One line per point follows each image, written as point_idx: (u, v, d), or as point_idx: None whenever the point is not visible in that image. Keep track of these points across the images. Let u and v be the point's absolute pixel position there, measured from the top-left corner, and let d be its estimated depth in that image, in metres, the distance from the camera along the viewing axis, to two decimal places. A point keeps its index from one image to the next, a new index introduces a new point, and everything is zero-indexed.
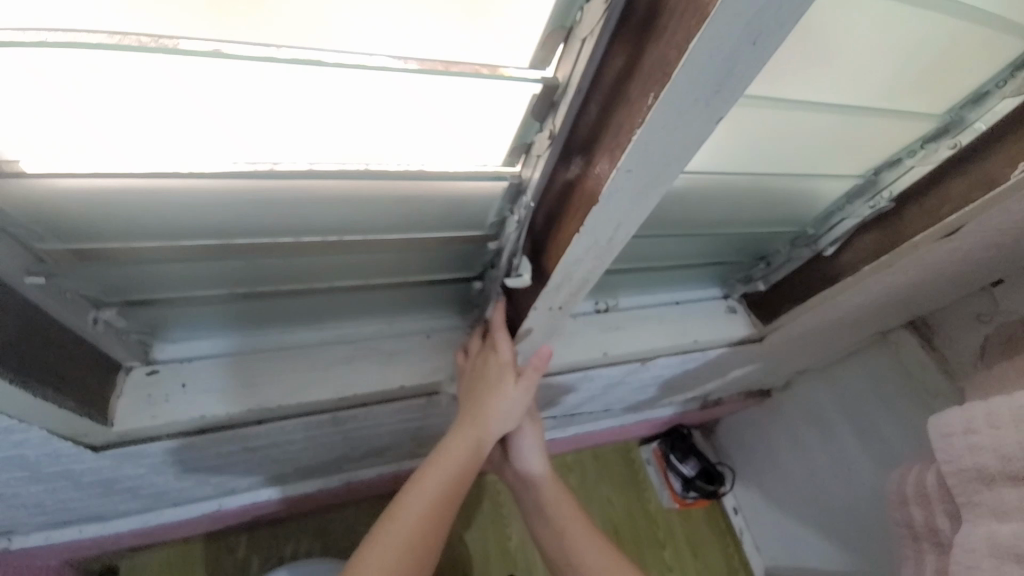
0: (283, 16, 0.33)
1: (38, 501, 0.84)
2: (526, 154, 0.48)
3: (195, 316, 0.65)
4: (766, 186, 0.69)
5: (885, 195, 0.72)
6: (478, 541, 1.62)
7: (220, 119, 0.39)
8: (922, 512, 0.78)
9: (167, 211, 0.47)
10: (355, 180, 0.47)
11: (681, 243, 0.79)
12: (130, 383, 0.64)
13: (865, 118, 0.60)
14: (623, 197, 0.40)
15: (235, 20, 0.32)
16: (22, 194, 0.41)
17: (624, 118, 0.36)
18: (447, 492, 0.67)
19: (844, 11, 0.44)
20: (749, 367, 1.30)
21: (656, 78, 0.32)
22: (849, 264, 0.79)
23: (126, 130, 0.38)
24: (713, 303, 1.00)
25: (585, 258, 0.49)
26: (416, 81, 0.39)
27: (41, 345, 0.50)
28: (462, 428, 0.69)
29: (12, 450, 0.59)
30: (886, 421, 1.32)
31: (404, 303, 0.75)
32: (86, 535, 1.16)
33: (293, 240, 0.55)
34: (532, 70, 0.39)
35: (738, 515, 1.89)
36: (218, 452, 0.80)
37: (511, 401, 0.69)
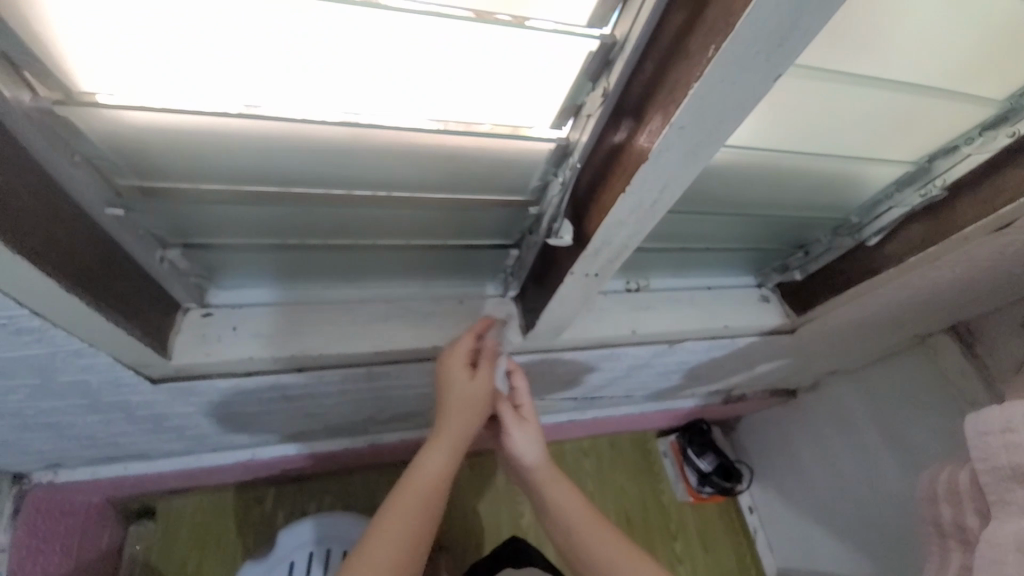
0: None
1: (94, 431, 0.91)
2: (575, 116, 0.49)
3: (248, 264, 0.69)
4: (811, 168, 0.68)
5: (938, 183, 0.70)
6: (492, 515, 1.66)
7: (292, 66, 0.42)
8: (952, 511, 0.76)
9: (233, 154, 0.50)
10: (409, 134, 0.50)
11: (719, 224, 0.79)
12: (188, 322, 0.69)
13: (924, 99, 0.58)
14: (674, 157, 0.41)
15: None
16: (108, 128, 0.45)
17: (680, 74, 0.36)
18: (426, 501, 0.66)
19: None
20: (777, 362, 1.28)
21: (718, 30, 0.32)
22: (894, 254, 0.78)
23: (207, 72, 0.41)
24: (746, 291, 0.99)
25: (629, 220, 0.50)
26: (478, 32, 0.40)
27: (115, 275, 0.54)
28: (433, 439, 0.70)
29: (80, 374, 0.64)
30: (917, 427, 1.29)
31: (441, 267, 0.77)
32: (130, 472, 1.24)
33: (345, 192, 0.58)
34: (589, 28, 0.40)
35: (753, 514, 1.89)
36: (258, 398, 0.85)
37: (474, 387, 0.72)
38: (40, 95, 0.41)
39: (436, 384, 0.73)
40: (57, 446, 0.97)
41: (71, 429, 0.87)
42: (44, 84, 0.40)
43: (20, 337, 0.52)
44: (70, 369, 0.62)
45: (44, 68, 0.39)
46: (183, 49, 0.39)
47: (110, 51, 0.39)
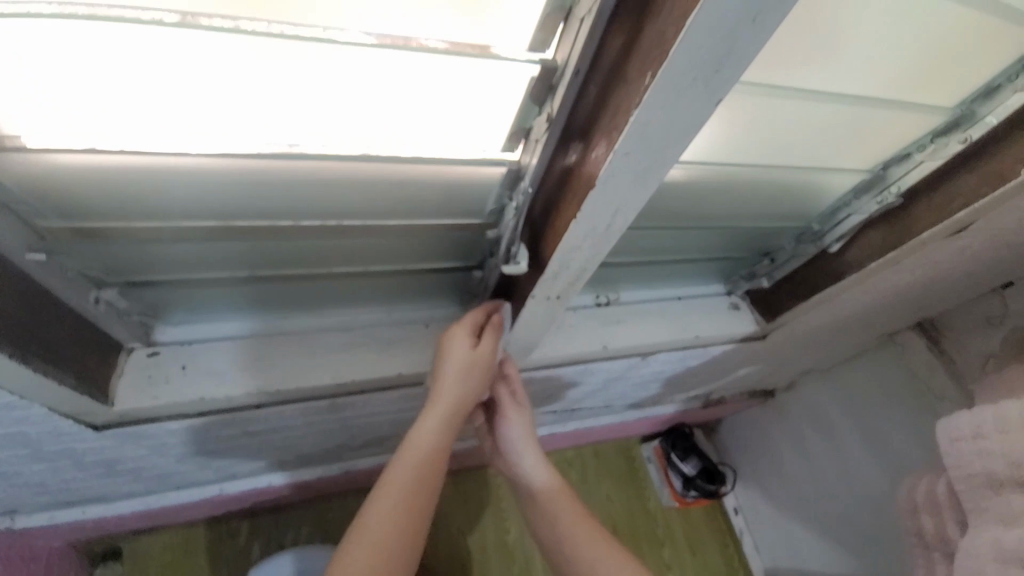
0: None
1: (41, 480, 0.85)
2: (525, 139, 0.48)
3: (197, 299, 0.65)
4: (770, 179, 0.68)
5: (892, 190, 0.71)
6: (477, 533, 1.63)
7: (221, 100, 0.39)
8: (933, 521, 0.76)
9: (165, 190, 0.47)
10: (354, 162, 0.47)
11: (684, 236, 0.79)
12: (132, 363, 0.65)
13: (874, 110, 0.59)
14: (622, 182, 0.40)
15: None
16: (21, 170, 0.42)
17: (621, 100, 0.35)
18: (421, 482, 0.63)
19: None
20: (752, 366, 1.29)
21: (654, 57, 0.31)
22: (855, 260, 0.78)
23: (123, 108, 0.38)
24: (716, 299, 0.99)
25: (583, 245, 0.49)
26: (413, 60, 0.38)
27: (43, 323, 0.50)
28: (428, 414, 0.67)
29: (14, 427, 0.59)
30: (892, 424, 1.31)
31: (404, 292, 0.75)
32: (88, 516, 1.17)
33: (292, 224, 0.55)
34: (530, 53, 0.39)
35: (739, 516, 1.89)
36: (218, 435, 0.81)
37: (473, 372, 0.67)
38: None
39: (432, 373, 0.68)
40: (3, 497, 0.91)
41: (15, 479, 0.81)
42: None
43: None
44: (2, 424, 0.58)
45: None
46: (95, 82, 0.36)
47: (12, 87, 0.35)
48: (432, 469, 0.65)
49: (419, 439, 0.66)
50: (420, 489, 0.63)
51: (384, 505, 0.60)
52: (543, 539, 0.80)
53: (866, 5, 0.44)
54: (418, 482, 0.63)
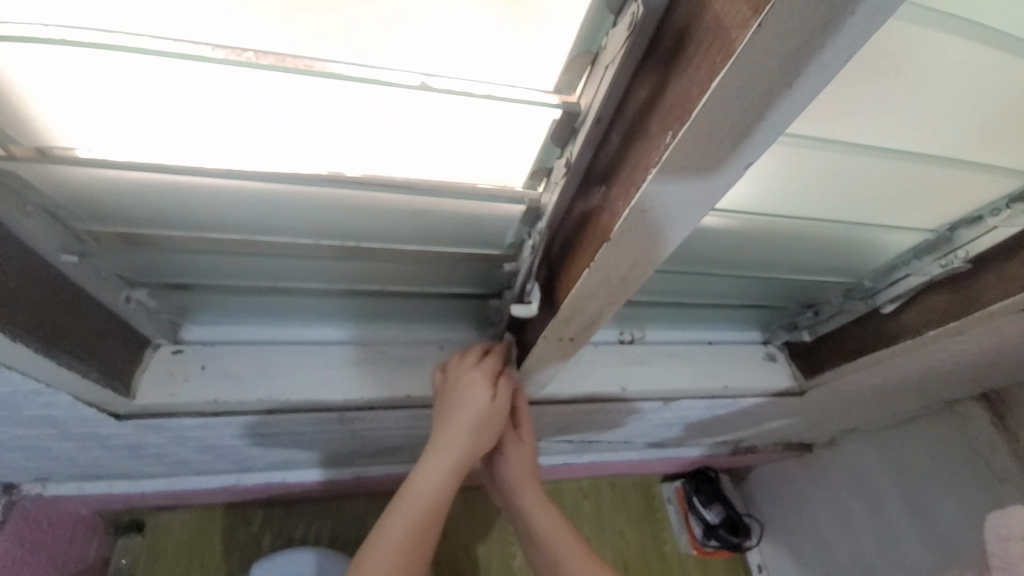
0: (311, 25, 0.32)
1: (72, 455, 0.90)
2: (547, 177, 0.46)
3: (222, 304, 0.67)
4: (817, 232, 0.63)
5: (959, 254, 0.64)
6: (481, 554, 1.60)
7: (243, 127, 0.40)
8: None
9: (192, 204, 0.49)
10: (369, 189, 0.47)
11: (719, 282, 0.74)
12: (156, 358, 0.68)
13: (941, 170, 0.53)
14: (638, 238, 0.37)
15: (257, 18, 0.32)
16: (58, 180, 0.44)
17: (642, 154, 0.33)
18: (417, 534, 0.62)
19: (924, 52, 0.39)
20: (787, 419, 1.20)
21: (677, 115, 0.29)
22: (909, 325, 0.71)
23: (152, 130, 0.40)
24: (750, 347, 0.93)
25: (597, 294, 0.46)
26: (429, 99, 0.37)
27: (73, 319, 0.53)
28: (430, 460, 0.64)
29: (43, 410, 0.63)
30: (944, 501, 1.18)
31: (421, 313, 0.75)
32: (116, 490, 1.24)
33: (311, 242, 0.55)
34: (553, 94, 0.37)
35: (762, 574, 1.76)
36: (233, 433, 0.83)
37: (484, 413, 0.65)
38: None
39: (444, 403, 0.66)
40: (40, 465, 0.97)
41: (49, 452, 0.86)
42: None
43: None
44: (32, 406, 0.61)
45: None
46: (123, 104, 0.37)
47: (51, 105, 0.37)
48: (430, 520, 0.63)
49: (419, 486, 0.63)
50: (416, 540, 0.61)
51: (378, 556, 0.59)
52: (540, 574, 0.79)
53: (937, 61, 0.40)
54: (415, 534, 0.61)
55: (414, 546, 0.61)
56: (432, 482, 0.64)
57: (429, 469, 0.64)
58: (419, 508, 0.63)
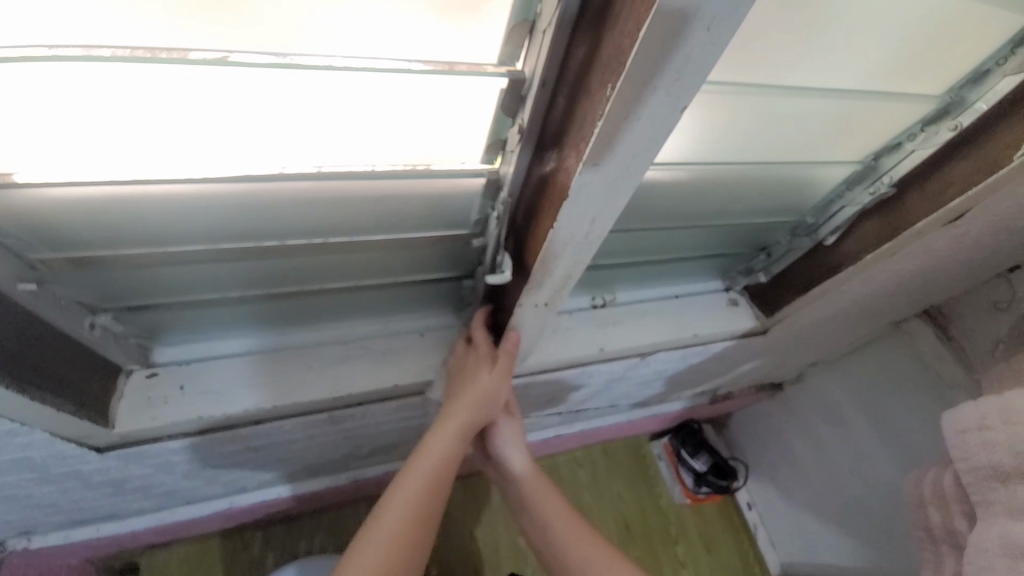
0: (264, 23, 0.33)
1: (52, 501, 0.87)
2: (502, 150, 0.48)
3: (191, 319, 0.66)
4: (758, 175, 0.67)
5: (884, 180, 0.70)
6: (487, 537, 1.64)
7: (198, 131, 0.40)
8: (939, 514, 0.74)
9: (151, 217, 0.48)
10: (327, 180, 0.47)
11: (677, 235, 0.78)
12: (130, 385, 0.66)
13: (860, 102, 0.58)
14: (595, 192, 0.40)
15: (201, 14, 0.32)
16: (1, 204, 0.42)
17: (588, 110, 0.35)
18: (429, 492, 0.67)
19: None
20: (757, 361, 1.27)
21: (614, 69, 0.31)
22: (851, 253, 0.77)
23: (100, 143, 0.39)
24: (714, 296, 0.98)
25: (565, 254, 0.49)
26: (381, 80, 0.38)
27: (41, 351, 0.51)
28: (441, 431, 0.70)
29: (18, 452, 0.61)
30: (902, 413, 1.28)
31: (398, 303, 0.76)
32: (103, 533, 1.19)
33: (278, 243, 0.55)
34: (498, 66, 0.39)
35: (752, 510, 1.87)
36: (221, 452, 0.82)
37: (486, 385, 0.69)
38: None
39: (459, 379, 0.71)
40: (19, 517, 0.93)
41: (27, 501, 0.83)
42: None
43: None
44: (6, 450, 0.59)
45: None
46: (65, 119, 0.36)
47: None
48: (439, 483, 0.68)
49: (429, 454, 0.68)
50: (427, 500, 0.67)
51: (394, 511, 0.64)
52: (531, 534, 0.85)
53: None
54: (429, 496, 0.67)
55: (425, 507, 0.66)
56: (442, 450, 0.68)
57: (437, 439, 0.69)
58: (429, 472, 0.67)
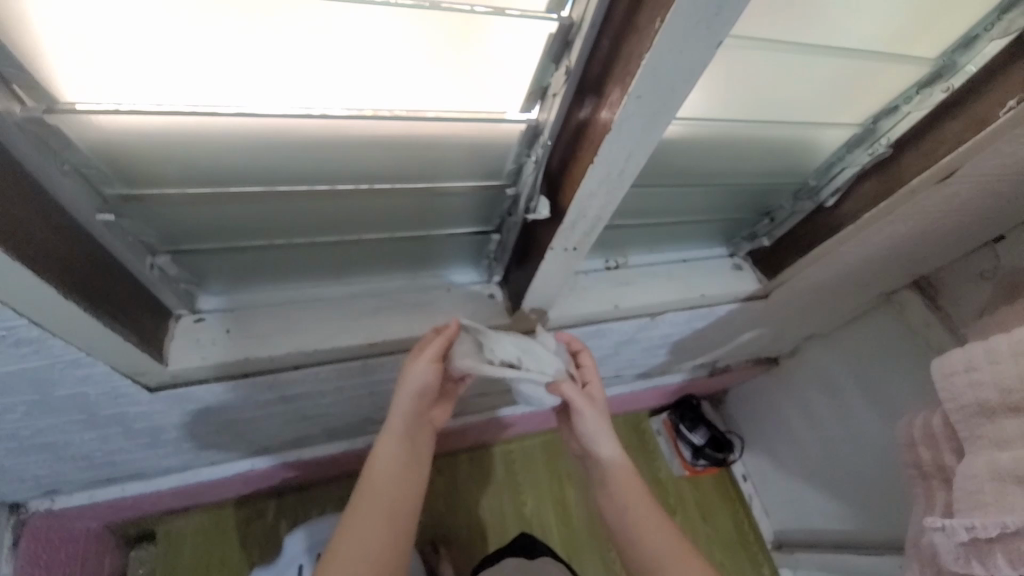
0: None
1: (89, 451, 0.90)
2: (542, 97, 0.53)
3: (237, 266, 0.70)
4: (765, 135, 0.73)
5: (882, 142, 0.75)
6: (493, 506, 1.70)
7: (274, 68, 0.45)
8: (930, 452, 0.80)
9: (218, 155, 0.52)
10: (377, 122, 0.52)
11: (687, 195, 0.83)
12: (180, 328, 0.70)
13: (860, 63, 0.64)
14: (635, 127, 0.45)
15: None
16: (91, 133, 0.46)
17: (634, 46, 0.40)
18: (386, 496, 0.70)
19: None
20: (756, 330, 1.34)
21: (663, 3, 0.36)
22: (850, 212, 0.83)
23: (185, 76, 0.44)
24: (719, 261, 1.04)
25: (598, 192, 0.53)
26: (445, 21, 0.43)
27: (111, 282, 0.55)
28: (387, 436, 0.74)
29: (77, 387, 0.65)
30: (892, 381, 1.35)
31: (428, 257, 0.80)
32: (128, 493, 1.23)
33: (327, 188, 0.60)
34: (547, 12, 0.44)
35: (747, 482, 1.94)
36: (255, 401, 0.86)
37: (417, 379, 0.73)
38: (29, 105, 0.42)
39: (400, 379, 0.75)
40: (52, 471, 0.97)
41: (67, 450, 0.87)
42: (27, 93, 0.42)
43: (18, 348, 0.53)
44: (68, 383, 0.63)
45: (31, 79, 0.40)
46: (157, 49, 0.41)
47: (91, 58, 0.41)
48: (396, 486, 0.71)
49: (378, 464, 0.72)
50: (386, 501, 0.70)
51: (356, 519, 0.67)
52: (606, 514, 0.86)
53: None
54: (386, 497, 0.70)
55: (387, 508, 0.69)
56: (389, 455, 0.73)
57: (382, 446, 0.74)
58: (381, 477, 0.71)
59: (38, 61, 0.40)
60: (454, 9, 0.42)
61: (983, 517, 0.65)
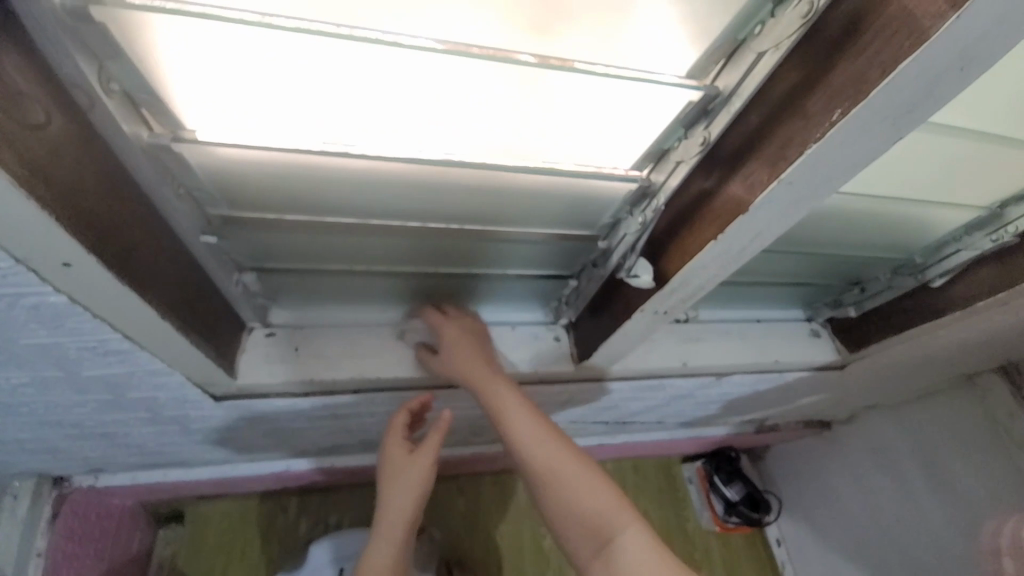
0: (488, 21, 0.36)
1: (142, 441, 0.92)
2: (660, 159, 0.50)
3: (307, 286, 0.69)
4: (879, 209, 0.67)
5: (1010, 229, 0.68)
6: (511, 537, 1.65)
7: (396, 119, 0.44)
8: (1015, 566, 0.71)
9: (327, 191, 0.52)
10: (480, 171, 0.50)
11: (780, 259, 0.78)
12: (252, 341, 0.70)
13: (1001, 147, 0.58)
14: (773, 210, 0.41)
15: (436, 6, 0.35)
16: (209, 162, 0.46)
17: (794, 131, 0.36)
18: None
19: None
20: (818, 396, 1.25)
21: (848, 95, 0.32)
22: (960, 297, 0.76)
23: (313, 118, 0.43)
24: (795, 325, 0.97)
25: (709, 266, 0.50)
26: (582, 82, 0.41)
27: (200, 299, 0.55)
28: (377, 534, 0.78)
29: (149, 391, 0.65)
30: (964, 469, 1.24)
31: (498, 294, 0.78)
32: (168, 478, 1.26)
33: (419, 225, 0.58)
34: (690, 79, 0.41)
35: (781, 547, 1.82)
36: (306, 415, 0.85)
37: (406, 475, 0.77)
38: (153, 130, 0.42)
39: (385, 469, 0.79)
40: (104, 454, 0.99)
41: (122, 439, 0.89)
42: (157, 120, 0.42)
43: (105, 356, 0.53)
44: (141, 387, 0.63)
45: (159, 103, 0.40)
46: (284, 87, 0.40)
47: (226, 93, 0.40)
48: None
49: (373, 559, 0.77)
50: None
51: None
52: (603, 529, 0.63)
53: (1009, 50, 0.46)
54: None
55: None
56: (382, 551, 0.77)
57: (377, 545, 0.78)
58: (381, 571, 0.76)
59: (164, 86, 0.39)
60: (561, 68, 0.39)
61: None
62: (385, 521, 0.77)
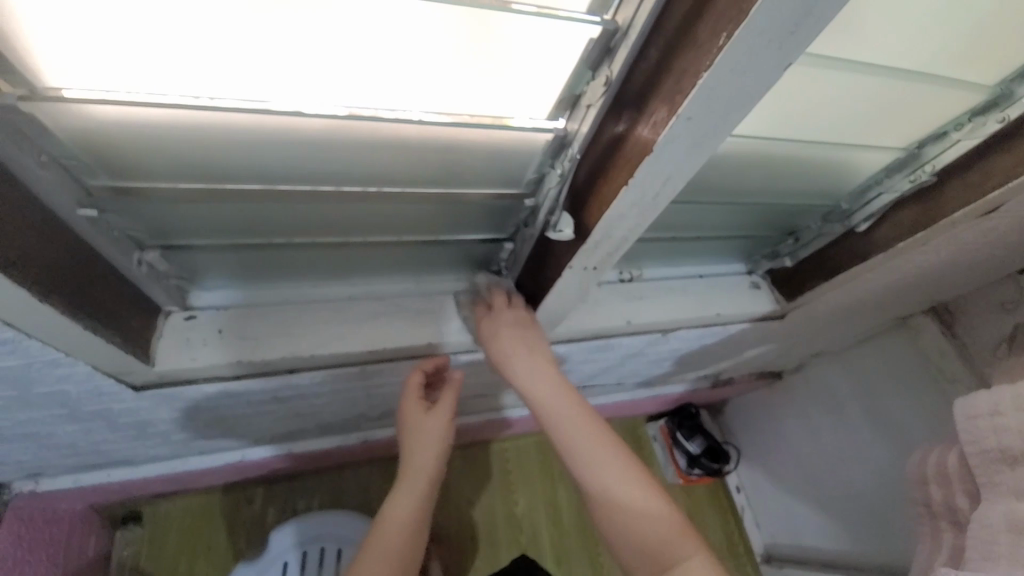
0: None
1: (71, 441, 0.87)
2: (573, 105, 0.48)
3: (222, 264, 0.65)
4: (802, 154, 0.68)
5: (926, 169, 0.71)
6: (482, 506, 1.67)
7: (280, 69, 0.40)
8: (942, 492, 0.77)
9: (223, 152, 0.48)
10: (386, 124, 0.47)
11: (713, 211, 0.79)
12: (169, 326, 0.66)
13: (914, 87, 0.59)
14: (678, 149, 0.40)
15: None
16: (78, 125, 0.42)
17: (687, 62, 0.35)
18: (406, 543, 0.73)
19: None
20: (764, 347, 1.30)
21: (732, 16, 0.31)
22: (883, 239, 0.79)
23: (185, 70, 0.39)
24: (736, 278, 0.99)
25: (627, 214, 0.49)
26: (473, 19, 0.38)
27: (92, 282, 0.51)
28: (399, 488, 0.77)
29: (56, 385, 0.61)
30: (899, 405, 1.32)
31: (434, 262, 0.76)
32: (114, 478, 1.21)
33: (333, 189, 0.55)
34: (589, 13, 0.39)
35: (740, 493, 1.92)
36: (245, 400, 0.82)
37: (428, 428, 0.79)
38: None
39: (404, 423, 0.80)
40: (34, 458, 0.93)
41: (47, 440, 0.84)
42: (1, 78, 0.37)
43: None
44: (45, 381, 0.59)
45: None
46: (153, 34, 0.36)
47: (80, 46, 0.36)
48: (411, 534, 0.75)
49: (393, 513, 0.75)
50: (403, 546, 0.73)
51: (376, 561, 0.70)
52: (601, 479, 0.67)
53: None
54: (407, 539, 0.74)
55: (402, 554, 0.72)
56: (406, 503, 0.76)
57: (399, 500, 0.76)
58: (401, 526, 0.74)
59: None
60: (460, 3, 0.36)
61: (985, 565, 0.61)
62: (409, 473, 0.78)
